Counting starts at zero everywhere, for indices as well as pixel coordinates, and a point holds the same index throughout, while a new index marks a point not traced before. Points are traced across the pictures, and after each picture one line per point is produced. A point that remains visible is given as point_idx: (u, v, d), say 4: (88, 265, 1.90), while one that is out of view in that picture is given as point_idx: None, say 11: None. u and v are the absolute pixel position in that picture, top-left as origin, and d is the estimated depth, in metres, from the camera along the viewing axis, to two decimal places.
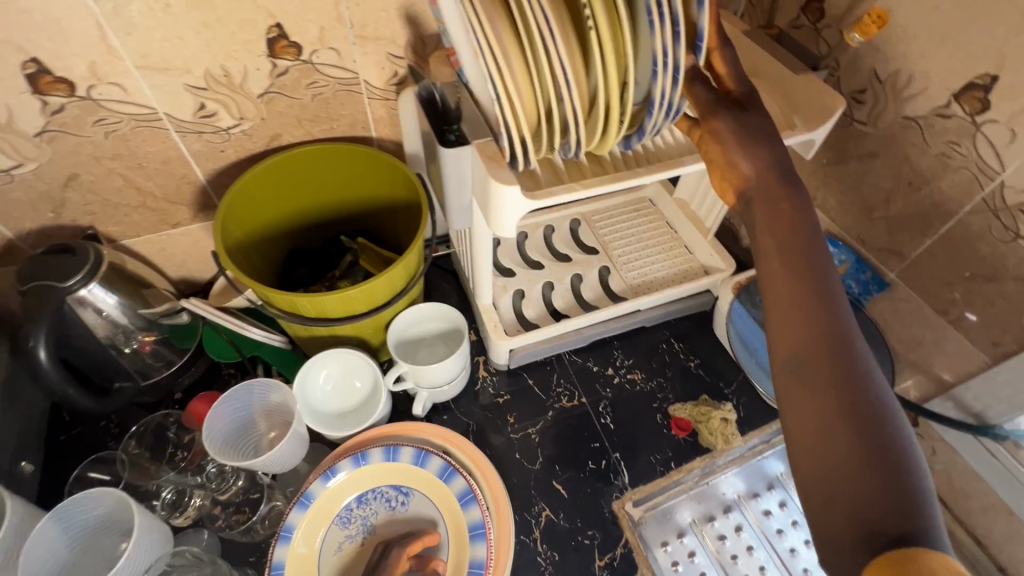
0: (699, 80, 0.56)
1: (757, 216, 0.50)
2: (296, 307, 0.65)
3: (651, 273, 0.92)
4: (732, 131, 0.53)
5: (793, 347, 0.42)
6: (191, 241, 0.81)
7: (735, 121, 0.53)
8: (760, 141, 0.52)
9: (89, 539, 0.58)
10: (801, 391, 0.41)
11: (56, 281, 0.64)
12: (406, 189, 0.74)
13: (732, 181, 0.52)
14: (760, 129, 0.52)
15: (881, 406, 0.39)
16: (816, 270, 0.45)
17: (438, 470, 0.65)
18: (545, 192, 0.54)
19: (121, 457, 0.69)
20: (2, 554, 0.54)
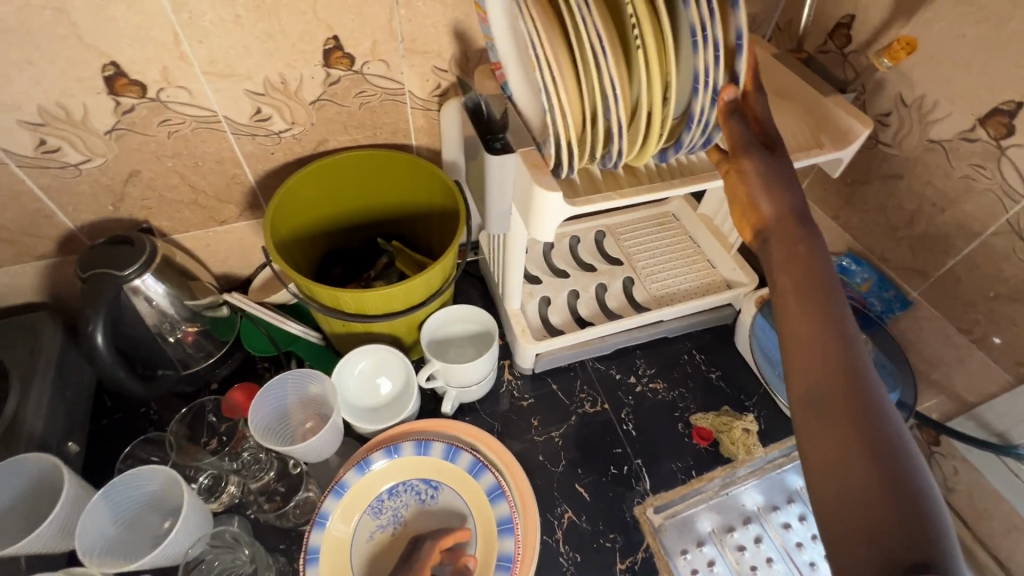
0: (737, 115, 0.55)
1: (773, 249, 0.51)
2: (338, 302, 0.68)
3: (674, 285, 0.95)
4: (759, 171, 0.53)
5: (814, 379, 0.44)
6: (235, 238, 0.85)
7: (762, 161, 0.54)
8: (781, 179, 0.53)
9: (137, 520, 0.61)
10: (820, 425, 0.43)
11: (115, 270, 0.68)
12: (443, 195, 0.78)
13: (752, 220, 0.54)
14: (785, 172, 0.53)
15: (896, 439, 0.40)
16: (831, 304, 0.47)
17: (468, 465, 0.67)
18: (585, 200, 0.57)
19: (167, 439, 0.70)
20: (62, 526, 0.57)
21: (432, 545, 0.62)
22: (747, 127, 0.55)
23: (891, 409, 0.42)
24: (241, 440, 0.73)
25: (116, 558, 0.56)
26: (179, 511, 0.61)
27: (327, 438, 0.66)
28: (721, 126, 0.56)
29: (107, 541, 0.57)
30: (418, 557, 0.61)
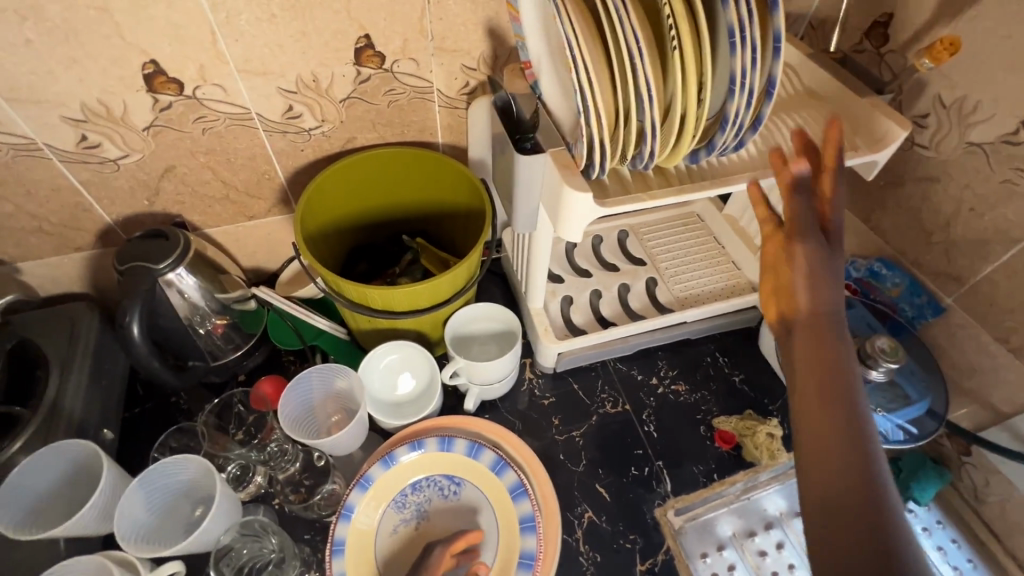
0: (803, 191, 0.56)
1: (797, 347, 0.52)
2: (365, 299, 0.69)
3: (698, 286, 0.94)
4: (807, 259, 0.53)
5: (829, 494, 0.45)
6: (264, 232, 0.87)
7: (812, 248, 0.54)
8: (824, 279, 0.53)
9: (171, 507, 0.63)
10: (832, 539, 0.43)
11: (150, 264, 0.69)
12: (470, 194, 0.78)
13: (786, 308, 0.54)
14: (832, 267, 0.54)
15: (911, 561, 0.41)
16: (853, 417, 0.48)
17: (490, 462, 0.68)
18: (615, 201, 0.57)
19: (200, 429, 0.74)
20: (100, 511, 0.60)
21: (440, 553, 0.61)
22: (810, 209, 0.55)
23: (909, 530, 0.43)
24: (270, 432, 0.74)
25: (152, 544, 0.59)
26: (212, 499, 0.63)
27: (348, 433, 0.67)
28: (785, 200, 0.56)
29: (143, 528, 0.60)
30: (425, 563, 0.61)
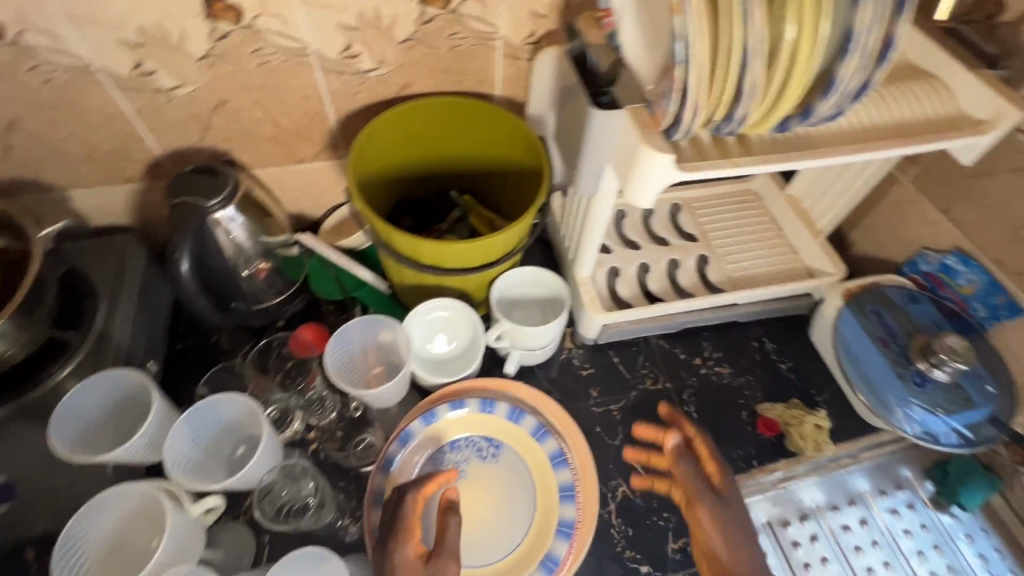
0: (683, 456, 0.66)
1: None
2: (415, 253, 0.67)
3: (752, 268, 0.90)
4: (716, 525, 0.62)
5: None
6: (310, 178, 0.85)
7: (719, 517, 0.62)
8: (736, 533, 0.62)
9: (214, 441, 0.64)
10: None
11: (199, 200, 0.68)
12: (526, 153, 0.74)
13: None
14: (739, 520, 0.63)
15: None
16: None
17: (532, 428, 0.67)
18: (694, 165, 0.54)
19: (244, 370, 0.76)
20: (149, 443, 0.61)
21: (411, 500, 0.57)
22: (694, 466, 0.66)
23: None
24: (313, 379, 0.75)
25: (198, 478, 0.60)
26: (254, 439, 0.64)
27: (394, 389, 0.67)
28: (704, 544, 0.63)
29: (189, 461, 0.61)
30: (398, 516, 0.57)
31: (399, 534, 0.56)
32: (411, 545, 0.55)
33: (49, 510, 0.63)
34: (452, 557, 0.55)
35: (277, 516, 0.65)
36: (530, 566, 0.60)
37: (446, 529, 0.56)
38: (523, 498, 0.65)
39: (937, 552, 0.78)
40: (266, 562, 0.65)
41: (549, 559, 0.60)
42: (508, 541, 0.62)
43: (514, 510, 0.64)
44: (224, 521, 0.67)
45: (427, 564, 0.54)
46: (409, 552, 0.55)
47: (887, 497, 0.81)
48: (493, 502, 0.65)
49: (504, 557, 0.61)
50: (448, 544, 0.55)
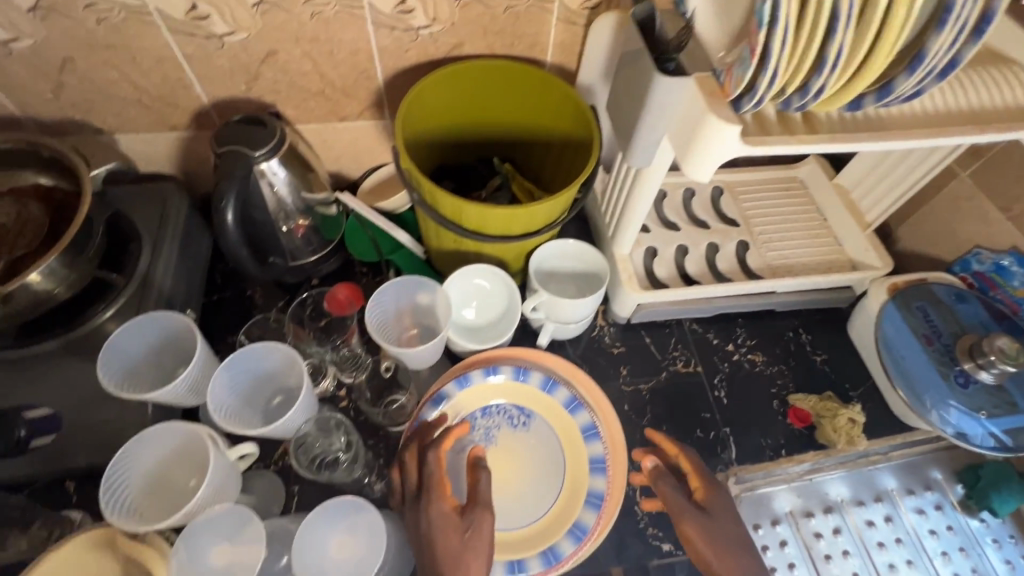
0: (663, 476, 0.64)
1: None
2: (460, 216, 0.66)
3: (794, 257, 0.87)
4: (705, 540, 0.59)
5: None
6: (352, 136, 0.84)
7: (706, 531, 0.60)
8: (725, 546, 0.59)
9: (253, 388, 0.65)
10: None
11: (247, 149, 0.68)
12: (575, 123, 0.72)
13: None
14: (727, 533, 0.60)
15: None
16: None
17: (564, 400, 0.68)
18: (760, 139, 0.52)
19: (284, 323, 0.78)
20: (191, 384, 0.62)
21: (437, 456, 0.59)
22: (674, 483, 0.63)
23: None
24: (350, 336, 0.75)
25: (239, 421, 0.61)
26: (292, 392, 0.65)
27: (428, 350, 0.66)
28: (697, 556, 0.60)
29: (231, 404, 0.62)
30: (427, 473, 0.59)
31: (433, 491, 0.57)
32: (444, 499, 0.57)
33: (89, 447, 0.64)
34: (487, 508, 0.57)
35: (314, 469, 0.65)
36: (558, 533, 0.61)
37: (476, 485, 0.59)
38: (553, 466, 0.65)
39: (962, 554, 0.77)
40: (295, 511, 0.67)
41: (577, 528, 0.61)
42: (537, 508, 0.63)
43: (543, 478, 0.65)
44: (254, 469, 0.69)
45: (464, 515, 0.56)
46: (444, 505, 0.56)
47: (914, 496, 0.80)
48: (524, 468, 0.66)
49: (534, 522, 0.62)
50: (479, 497, 0.57)
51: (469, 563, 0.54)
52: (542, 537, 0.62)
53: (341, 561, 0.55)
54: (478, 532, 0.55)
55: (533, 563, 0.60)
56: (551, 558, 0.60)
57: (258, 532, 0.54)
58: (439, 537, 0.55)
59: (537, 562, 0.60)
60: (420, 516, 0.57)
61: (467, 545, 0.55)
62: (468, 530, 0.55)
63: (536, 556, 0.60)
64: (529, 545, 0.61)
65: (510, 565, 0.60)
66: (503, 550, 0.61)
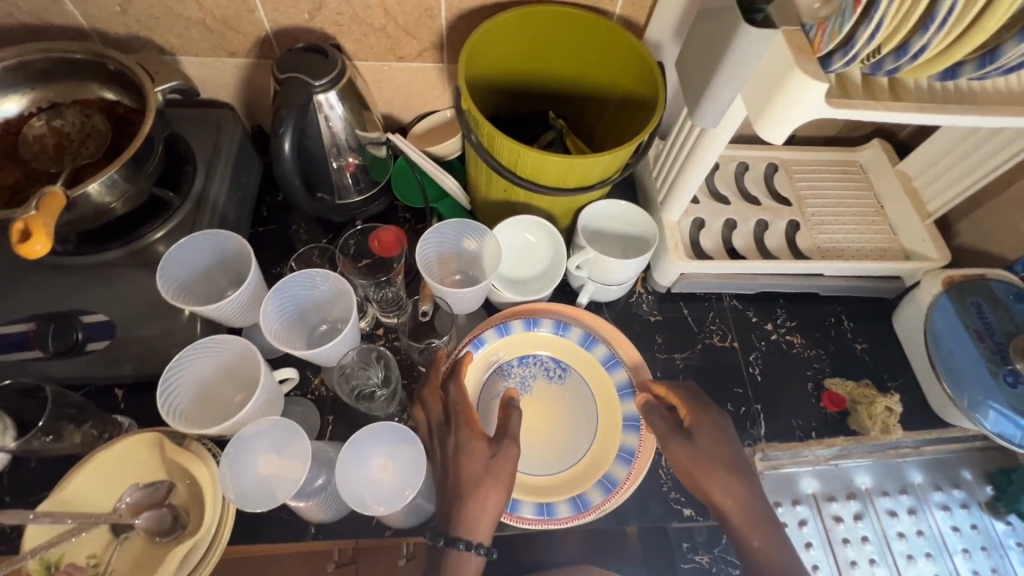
0: (654, 410, 0.66)
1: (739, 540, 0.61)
2: (516, 163, 0.65)
3: (846, 241, 0.84)
4: (687, 462, 0.63)
5: None
6: (407, 78, 0.83)
7: (690, 454, 0.63)
8: (705, 467, 0.63)
9: (303, 312, 0.67)
10: None
11: (308, 79, 0.67)
12: (637, 78, 0.70)
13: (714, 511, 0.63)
14: (715, 459, 0.63)
15: None
16: (771, 527, 0.61)
17: (602, 357, 0.70)
18: (845, 101, 0.50)
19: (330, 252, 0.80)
20: (247, 303, 0.65)
21: (457, 387, 0.64)
22: (661, 413, 0.65)
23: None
24: (395, 275, 0.75)
25: (287, 342, 0.64)
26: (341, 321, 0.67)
27: (473, 295, 0.67)
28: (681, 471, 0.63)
29: (281, 324, 0.64)
30: (452, 401, 0.64)
31: (461, 420, 0.62)
32: (469, 429, 0.62)
33: (139, 358, 0.67)
34: (514, 440, 0.61)
35: (353, 398, 0.68)
36: (587, 483, 0.64)
37: (506, 421, 0.63)
38: (585, 419, 0.69)
39: (984, 553, 0.78)
40: (328, 440, 0.69)
41: (607, 480, 0.64)
42: (568, 457, 0.67)
43: (575, 429, 0.68)
44: (291, 396, 0.71)
45: (492, 443, 0.61)
46: (471, 432, 0.61)
47: (941, 493, 0.81)
48: (556, 417, 0.69)
49: (563, 471, 0.66)
50: (509, 429, 0.62)
51: (490, 486, 0.59)
52: (571, 484, 0.65)
53: (378, 475, 0.58)
54: (503, 459, 0.60)
55: (562, 508, 0.63)
56: (579, 505, 0.63)
57: (303, 447, 0.57)
58: (465, 461, 0.60)
59: (566, 507, 0.63)
60: (448, 440, 0.62)
61: (490, 470, 0.59)
62: (493, 455, 0.60)
63: (564, 501, 0.63)
64: (556, 491, 0.64)
65: (539, 507, 0.63)
66: (532, 494, 0.64)
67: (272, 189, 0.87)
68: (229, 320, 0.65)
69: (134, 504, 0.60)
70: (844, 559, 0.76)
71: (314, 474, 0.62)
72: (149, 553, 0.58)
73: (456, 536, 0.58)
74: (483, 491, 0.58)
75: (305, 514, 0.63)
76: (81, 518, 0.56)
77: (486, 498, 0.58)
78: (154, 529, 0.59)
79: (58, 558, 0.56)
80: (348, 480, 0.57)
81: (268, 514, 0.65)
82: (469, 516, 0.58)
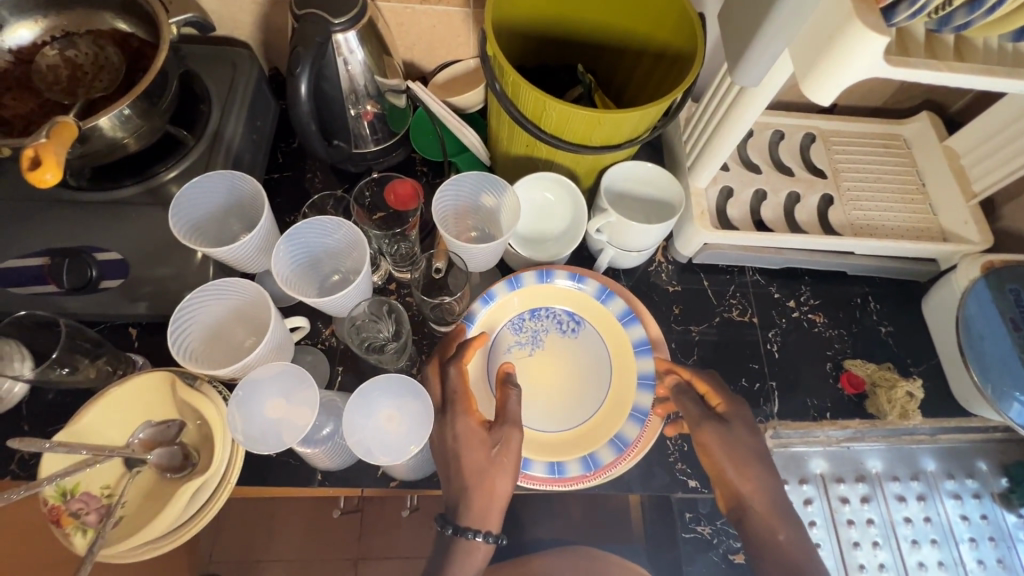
0: (685, 393, 0.66)
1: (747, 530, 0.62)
2: (541, 117, 0.62)
3: (881, 219, 0.79)
4: (718, 446, 0.63)
5: None
6: (430, 23, 0.79)
7: (720, 437, 0.63)
8: (736, 455, 0.63)
9: (315, 260, 0.66)
10: None
11: (327, 16, 0.63)
12: (674, 32, 0.65)
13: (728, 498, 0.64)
14: (740, 445, 0.63)
15: None
16: (787, 518, 0.62)
17: (619, 312, 0.69)
18: (904, 59, 0.46)
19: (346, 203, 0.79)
20: (261, 248, 0.64)
21: (458, 371, 0.61)
22: (683, 395, 0.66)
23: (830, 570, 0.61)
24: (411, 229, 0.73)
25: (299, 289, 0.64)
26: (354, 272, 0.66)
27: (489, 252, 0.65)
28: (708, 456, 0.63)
29: (293, 271, 0.64)
30: (450, 389, 0.61)
31: (457, 406, 0.60)
32: (469, 415, 0.60)
33: (153, 297, 0.67)
34: (515, 424, 0.60)
35: (363, 350, 0.68)
36: (596, 443, 0.64)
37: (504, 402, 0.61)
38: (598, 372, 0.68)
39: (991, 543, 0.77)
40: (337, 390, 0.69)
41: (618, 440, 0.63)
42: (577, 414, 0.67)
43: (587, 385, 0.68)
44: (302, 345, 0.71)
45: (492, 431, 0.60)
46: (470, 419, 0.59)
47: (954, 481, 0.79)
48: (566, 371, 0.69)
49: (569, 430, 0.66)
50: (507, 413, 0.60)
51: (494, 474, 0.58)
52: (579, 444, 0.65)
53: (387, 429, 0.58)
54: (505, 447, 0.59)
55: (572, 467, 0.62)
56: (590, 465, 0.62)
57: (312, 395, 0.56)
58: (465, 450, 0.59)
59: (576, 466, 0.62)
60: (446, 427, 0.60)
61: (492, 461, 0.58)
62: (495, 446, 0.59)
63: (575, 460, 0.63)
64: (563, 452, 0.64)
65: (550, 466, 0.63)
66: (544, 453, 0.64)
67: (288, 135, 0.85)
68: (243, 264, 0.65)
69: (146, 440, 0.61)
70: (847, 540, 0.76)
71: (321, 422, 0.62)
72: (160, 486, 0.60)
73: (465, 526, 0.59)
74: (489, 480, 0.58)
75: (313, 461, 0.63)
76: (97, 449, 0.57)
77: (494, 485, 0.59)
78: (165, 465, 0.61)
79: (74, 486, 0.57)
80: (355, 430, 0.57)
81: (275, 458, 0.66)
82: (478, 509, 0.59)
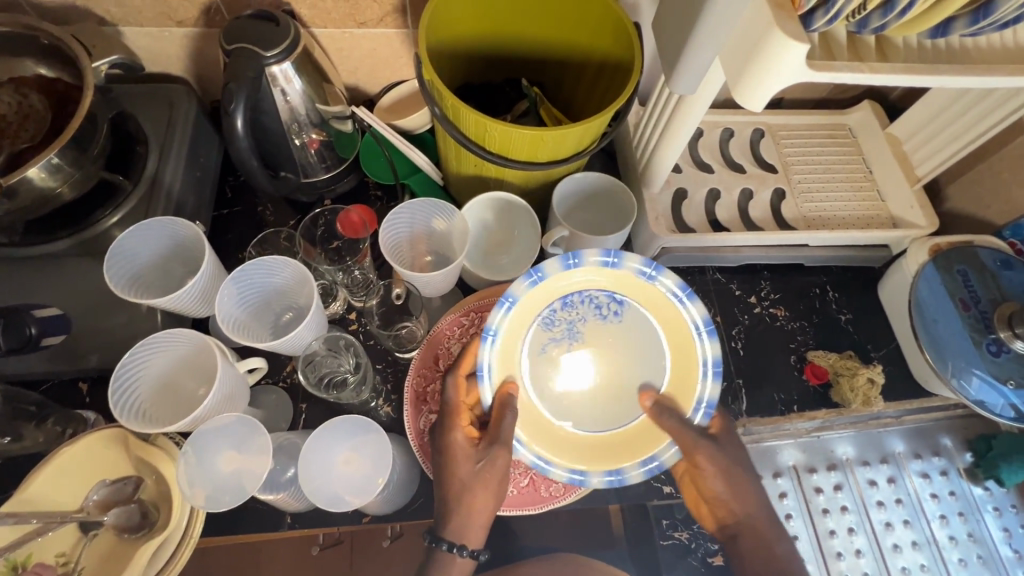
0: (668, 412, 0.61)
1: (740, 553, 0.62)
2: (484, 138, 0.61)
3: (832, 210, 0.81)
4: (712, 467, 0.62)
5: None
6: (371, 46, 0.77)
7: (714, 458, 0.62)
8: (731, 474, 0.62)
9: (264, 302, 0.65)
10: None
11: (258, 49, 0.61)
12: (613, 43, 0.64)
13: (721, 514, 0.64)
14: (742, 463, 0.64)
15: None
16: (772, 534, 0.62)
17: (669, 291, 0.62)
18: (828, 63, 0.46)
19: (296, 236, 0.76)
20: (205, 295, 0.62)
21: (454, 382, 0.61)
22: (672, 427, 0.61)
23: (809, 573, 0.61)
24: (362, 258, 0.73)
25: (248, 334, 0.62)
26: (303, 310, 0.65)
27: (443, 278, 0.65)
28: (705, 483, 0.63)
29: (239, 317, 0.62)
30: (448, 400, 0.61)
31: (447, 418, 0.61)
32: (461, 428, 0.61)
33: (102, 352, 0.64)
34: (505, 447, 0.58)
35: (322, 387, 0.66)
36: (658, 442, 0.61)
37: (500, 419, 0.59)
38: (650, 351, 0.64)
39: (960, 518, 0.79)
40: (301, 429, 0.67)
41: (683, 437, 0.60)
42: (634, 408, 0.63)
43: (640, 368, 0.65)
44: (263, 384, 0.69)
45: (479, 449, 0.59)
46: (460, 434, 0.60)
47: (921, 461, 0.81)
48: (613, 355, 0.66)
49: (626, 426, 0.63)
50: (499, 435, 0.58)
51: (478, 491, 0.59)
52: (639, 445, 0.61)
53: (346, 473, 0.58)
54: (489, 467, 0.58)
55: (634, 475, 0.59)
56: (654, 470, 0.59)
57: (264, 443, 0.55)
58: (454, 465, 0.59)
59: (638, 474, 0.59)
60: (440, 437, 0.61)
61: (478, 476, 0.59)
62: (478, 463, 0.59)
63: (635, 466, 0.60)
64: (628, 454, 0.61)
65: (610, 476, 0.59)
66: (602, 463, 0.60)
67: (235, 168, 0.83)
68: (185, 311, 0.63)
69: (101, 501, 0.59)
70: (823, 529, 0.77)
71: (282, 465, 0.61)
72: (118, 549, 0.58)
73: (441, 536, 0.59)
74: (471, 496, 0.59)
75: (282, 506, 0.62)
76: (49, 517, 0.55)
77: (475, 502, 0.59)
78: (123, 526, 0.58)
79: (25, 558, 0.54)
80: (311, 480, 0.56)
81: (242, 506, 0.64)
82: (457, 522, 0.59)
